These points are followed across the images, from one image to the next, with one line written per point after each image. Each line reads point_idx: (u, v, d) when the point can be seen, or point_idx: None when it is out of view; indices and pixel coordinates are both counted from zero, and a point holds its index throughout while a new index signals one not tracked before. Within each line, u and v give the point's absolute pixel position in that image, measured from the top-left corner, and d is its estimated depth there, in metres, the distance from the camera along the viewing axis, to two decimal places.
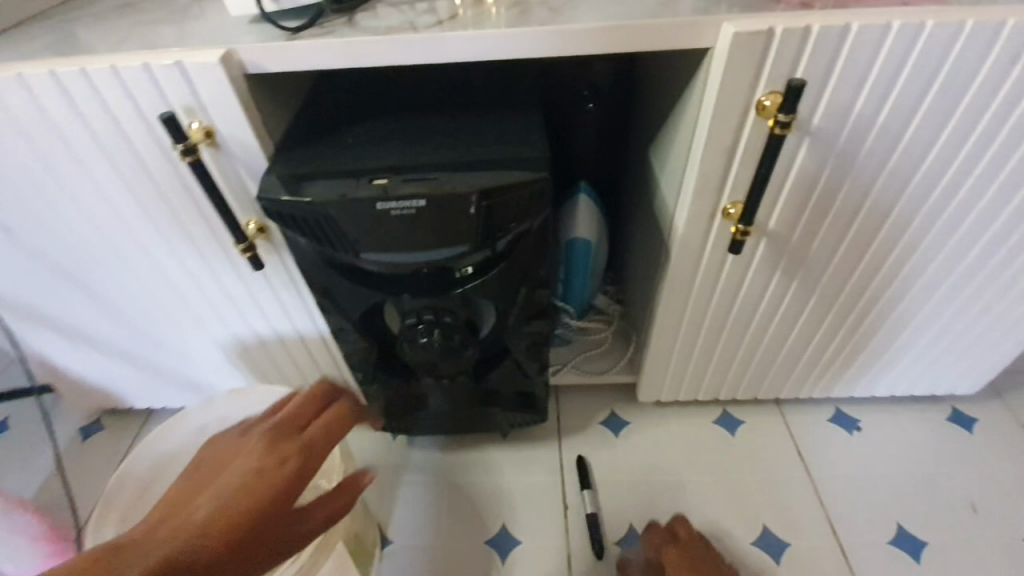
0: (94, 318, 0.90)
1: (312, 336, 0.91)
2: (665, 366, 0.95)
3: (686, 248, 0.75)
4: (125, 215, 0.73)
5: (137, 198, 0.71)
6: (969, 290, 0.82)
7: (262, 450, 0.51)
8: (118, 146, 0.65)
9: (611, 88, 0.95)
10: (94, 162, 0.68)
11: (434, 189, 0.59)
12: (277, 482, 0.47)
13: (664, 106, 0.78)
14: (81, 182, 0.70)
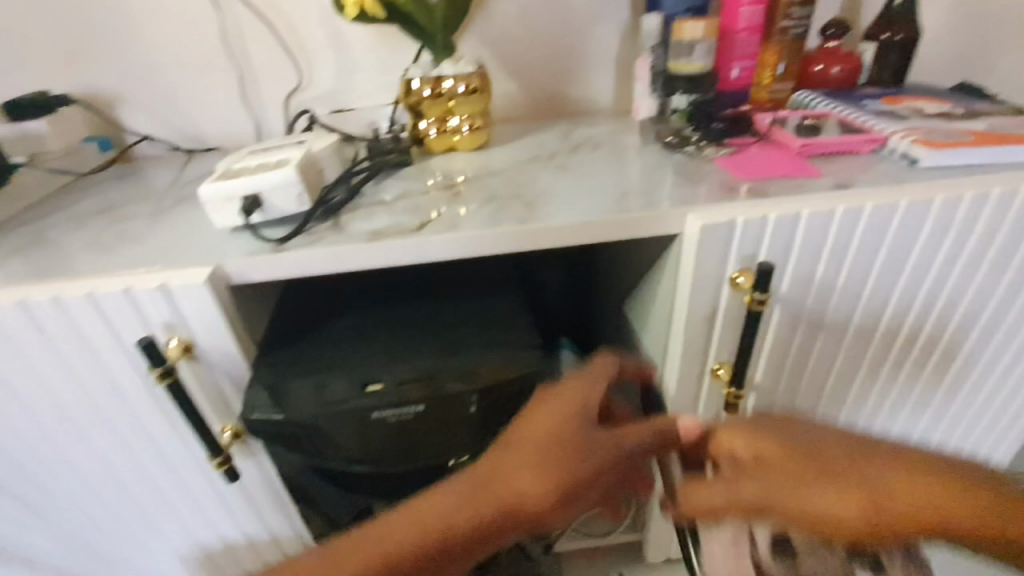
0: (32, 540, 0.79)
1: (287, 538, 0.82)
2: (671, 524, 0.91)
3: (680, 405, 0.75)
4: (83, 433, 0.67)
5: (100, 414, 0.65)
6: (950, 418, 0.84)
7: (475, 506, 0.51)
8: (86, 366, 0.62)
9: (573, 260, 1.07)
10: (54, 382, 0.63)
11: (431, 392, 0.57)
12: (489, 520, 0.51)
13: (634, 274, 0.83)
14: (37, 404, 0.64)
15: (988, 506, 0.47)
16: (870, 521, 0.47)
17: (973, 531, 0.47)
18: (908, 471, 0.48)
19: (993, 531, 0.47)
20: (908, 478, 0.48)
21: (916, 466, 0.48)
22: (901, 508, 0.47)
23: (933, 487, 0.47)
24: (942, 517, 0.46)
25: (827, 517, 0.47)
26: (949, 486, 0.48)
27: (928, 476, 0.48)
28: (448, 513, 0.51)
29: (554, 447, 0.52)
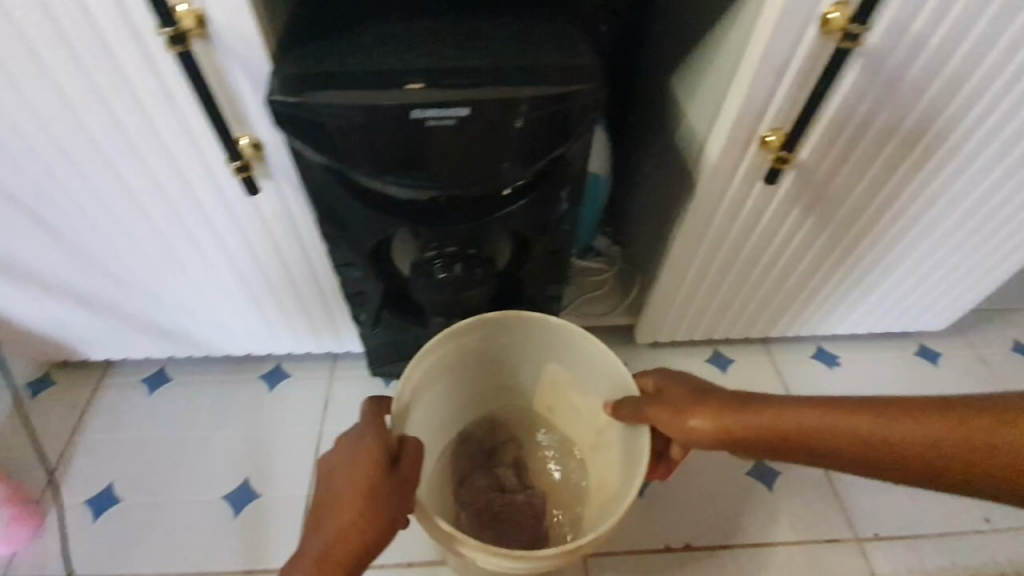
0: (60, 263, 0.81)
1: (302, 277, 0.85)
2: (670, 305, 0.95)
3: (716, 178, 0.72)
4: (103, 145, 0.65)
5: (113, 112, 0.62)
6: (972, 221, 0.86)
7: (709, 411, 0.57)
8: (92, 45, 0.56)
9: None
10: (61, 68, 0.58)
11: (477, 94, 0.52)
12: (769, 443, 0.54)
13: (699, 24, 0.72)
14: (45, 100, 0.61)
15: (956, 418, 0.49)
16: (813, 441, 0.53)
17: (958, 467, 0.48)
18: (823, 408, 0.53)
19: (1002, 473, 0.47)
20: (850, 418, 0.52)
21: (859, 409, 0.52)
22: (875, 451, 0.51)
23: (930, 432, 0.49)
24: (921, 462, 0.49)
25: (750, 434, 0.55)
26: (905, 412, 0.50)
27: (892, 422, 0.51)
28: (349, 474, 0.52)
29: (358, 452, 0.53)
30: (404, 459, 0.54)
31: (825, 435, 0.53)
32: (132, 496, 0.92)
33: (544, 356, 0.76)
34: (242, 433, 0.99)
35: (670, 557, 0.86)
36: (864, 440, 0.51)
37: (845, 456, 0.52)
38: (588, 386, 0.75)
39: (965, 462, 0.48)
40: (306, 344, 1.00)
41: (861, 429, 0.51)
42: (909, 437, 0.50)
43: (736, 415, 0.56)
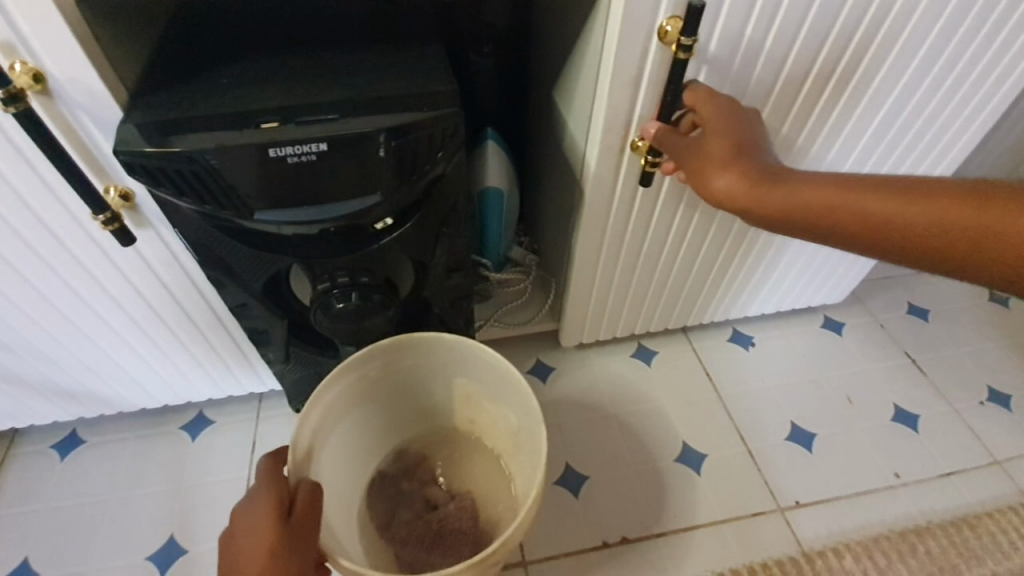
0: None
1: (206, 320, 0.83)
2: (586, 307, 0.98)
3: (599, 184, 0.76)
4: None
5: None
6: None
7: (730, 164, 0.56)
8: None
9: (515, 11, 0.91)
10: None
11: (333, 128, 0.53)
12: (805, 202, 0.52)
13: (567, 41, 0.76)
14: None
15: (961, 196, 0.46)
16: (814, 205, 0.51)
17: (948, 250, 0.47)
18: (838, 185, 0.51)
19: (993, 262, 0.45)
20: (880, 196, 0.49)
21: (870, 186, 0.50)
22: (864, 228, 0.50)
23: (930, 211, 0.47)
24: (921, 239, 0.48)
25: (753, 206, 0.54)
26: (898, 189, 0.49)
27: (894, 195, 0.49)
28: (245, 520, 0.52)
29: (257, 494, 0.54)
30: (303, 506, 0.55)
31: (835, 204, 0.50)
32: (46, 571, 0.87)
33: (447, 370, 0.80)
34: (165, 489, 0.95)
35: (607, 554, 0.90)
36: (864, 225, 0.50)
37: (842, 231, 0.51)
38: (494, 390, 0.79)
39: (953, 244, 0.46)
40: (225, 387, 0.98)
41: (845, 206, 0.50)
42: (905, 216, 0.48)
43: (753, 190, 0.53)
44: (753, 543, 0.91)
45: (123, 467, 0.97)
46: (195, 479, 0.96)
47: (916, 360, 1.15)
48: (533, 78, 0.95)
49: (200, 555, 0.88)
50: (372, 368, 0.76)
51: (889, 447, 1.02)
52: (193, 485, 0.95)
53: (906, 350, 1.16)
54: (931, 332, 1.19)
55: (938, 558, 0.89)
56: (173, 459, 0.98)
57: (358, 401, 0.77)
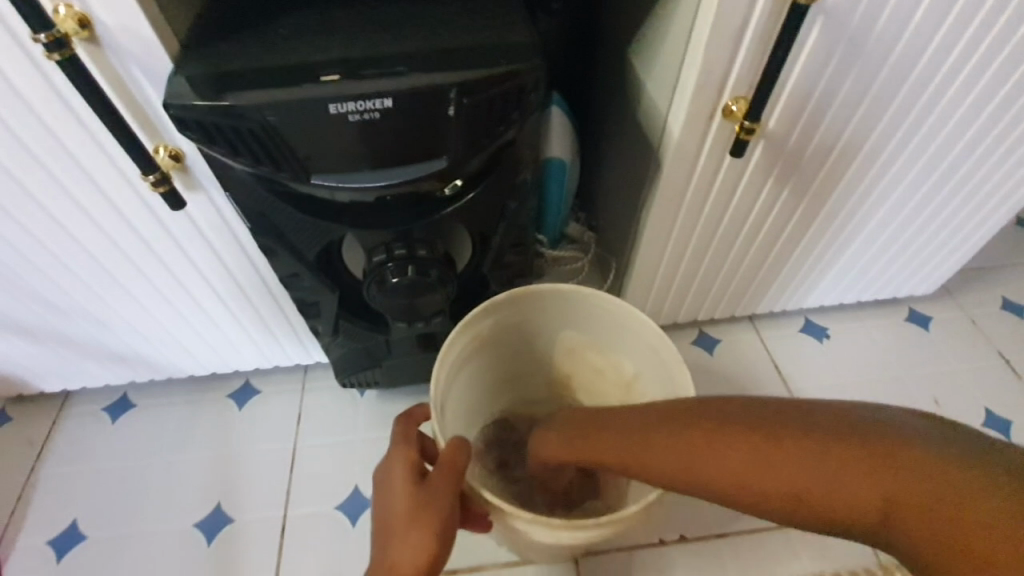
0: None
1: (255, 289, 0.80)
2: (649, 290, 0.91)
3: (680, 155, 0.68)
4: (11, 168, 0.60)
5: (12, 130, 0.56)
6: (954, 181, 0.82)
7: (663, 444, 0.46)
8: None
9: None
10: None
11: (399, 83, 0.47)
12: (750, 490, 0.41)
13: None
14: None
15: (953, 475, 0.32)
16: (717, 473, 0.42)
17: (899, 517, 0.34)
18: (749, 450, 0.41)
19: (941, 525, 0.32)
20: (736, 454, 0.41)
21: (757, 439, 0.41)
22: (803, 490, 0.38)
23: (818, 459, 0.37)
24: (844, 507, 0.36)
25: (640, 465, 0.48)
26: (877, 452, 0.36)
27: (781, 452, 0.39)
28: (386, 470, 0.53)
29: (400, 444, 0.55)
30: (445, 462, 0.50)
31: (768, 467, 0.39)
32: (101, 531, 0.89)
33: (542, 330, 0.77)
34: (213, 458, 0.94)
35: (665, 553, 0.81)
36: (799, 492, 0.38)
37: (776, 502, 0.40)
38: (594, 334, 0.75)
39: (894, 509, 0.34)
40: (272, 358, 0.96)
41: (833, 485, 0.37)
42: (912, 486, 0.33)
43: (646, 455, 0.47)
44: (826, 553, 0.82)
45: (174, 433, 0.97)
46: (241, 449, 0.95)
47: (1011, 361, 1.03)
48: (603, 37, 0.86)
49: (245, 526, 0.88)
50: (487, 327, 0.71)
51: None
52: (240, 455, 0.94)
53: (1000, 351, 1.05)
54: None
55: None
56: (220, 427, 0.98)
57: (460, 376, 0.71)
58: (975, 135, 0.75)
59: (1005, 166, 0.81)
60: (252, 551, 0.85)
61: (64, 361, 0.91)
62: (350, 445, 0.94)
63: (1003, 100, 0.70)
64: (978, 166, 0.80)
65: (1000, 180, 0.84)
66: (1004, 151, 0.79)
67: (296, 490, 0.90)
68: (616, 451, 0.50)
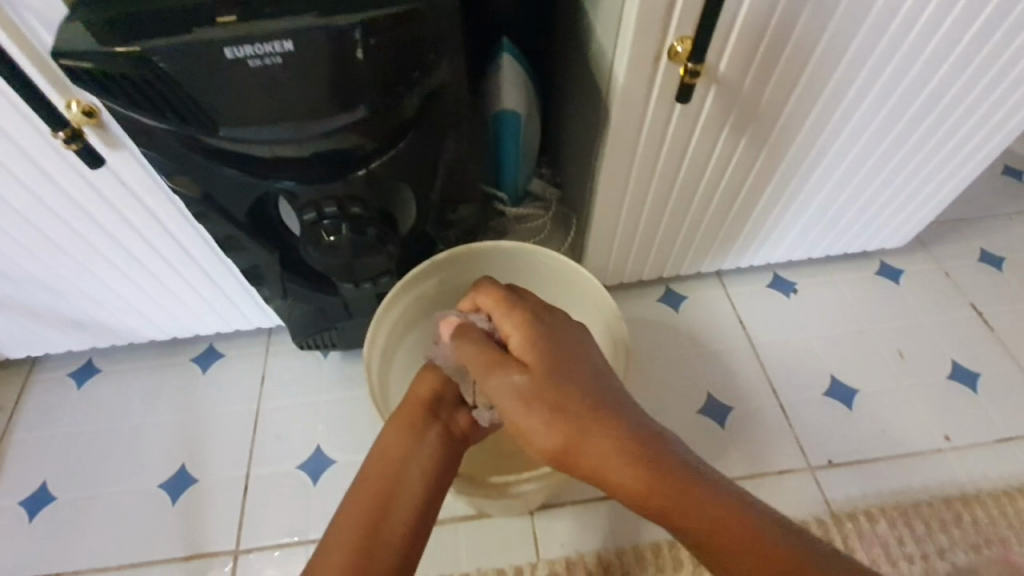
0: None
1: (200, 252, 0.78)
2: (609, 247, 0.89)
3: (628, 103, 0.65)
4: None
5: None
6: (924, 128, 0.79)
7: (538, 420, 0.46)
8: None
9: None
10: None
11: (298, 22, 0.44)
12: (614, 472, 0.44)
13: None
14: None
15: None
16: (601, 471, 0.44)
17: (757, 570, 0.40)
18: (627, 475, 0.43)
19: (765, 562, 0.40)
20: (620, 462, 0.43)
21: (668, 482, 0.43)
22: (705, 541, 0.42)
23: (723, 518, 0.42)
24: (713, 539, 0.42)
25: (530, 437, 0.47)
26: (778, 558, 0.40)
27: (667, 485, 0.43)
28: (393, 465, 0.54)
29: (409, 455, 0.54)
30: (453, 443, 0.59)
31: (671, 497, 0.43)
32: (67, 494, 0.90)
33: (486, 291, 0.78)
34: (176, 421, 0.95)
35: (620, 505, 0.82)
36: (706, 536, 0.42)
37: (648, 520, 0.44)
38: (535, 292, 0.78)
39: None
40: (232, 322, 0.95)
41: (696, 517, 0.42)
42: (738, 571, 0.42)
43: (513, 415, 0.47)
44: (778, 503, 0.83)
45: (138, 399, 0.98)
46: (205, 412, 0.95)
47: (982, 313, 1.02)
48: None
49: (209, 486, 0.89)
50: (432, 287, 0.72)
51: (939, 407, 0.93)
52: (203, 418, 0.95)
53: (973, 303, 1.03)
54: (1006, 284, 1.05)
55: (984, 529, 0.82)
56: (184, 391, 0.98)
57: (403, 337, 0.73)
58: (943, 77, 0.72)
59: (977, 111, 0.78)
60: (217, 510, 0.87)
61: (18, 328, 0.90)
62: (313, 407, 0.95)
63: (972, 37, 0.67)
64: (949, 110, 0.77)
65: (974, 124, 0.80)
66: (976, 93, 0.75)
67: (258, 451, 0.91)
68: (519, 407, 0.47)
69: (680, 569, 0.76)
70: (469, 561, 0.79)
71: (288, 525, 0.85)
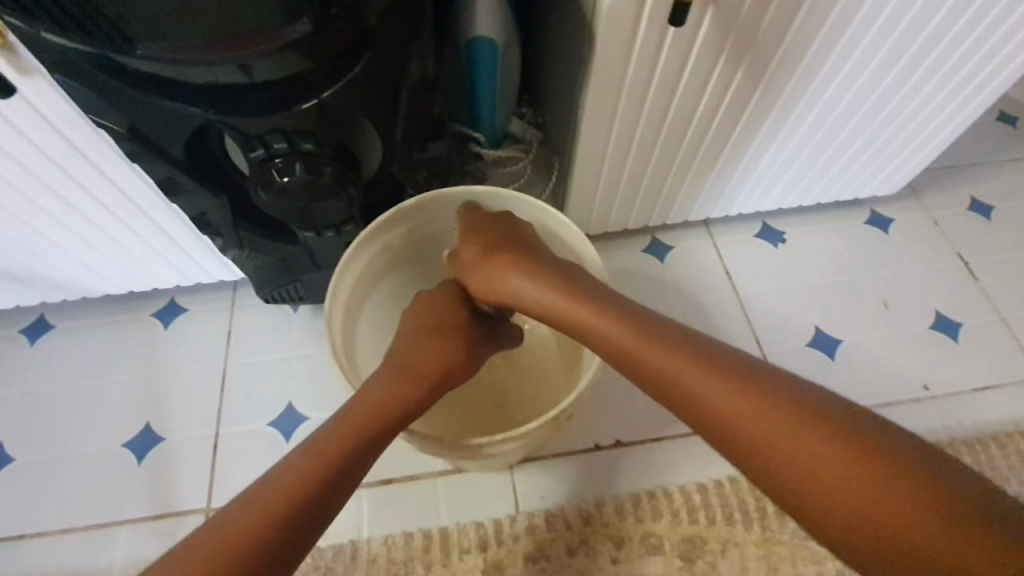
0: None
1: (145, 198, 0.71)
2: (593, 193, 0.83)
3: (613, 27, 0.58)
4: None
5: None
6: (929, 64, 0.74)
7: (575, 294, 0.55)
8: None
9: None
10: None
11: None
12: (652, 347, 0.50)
13: None
14: None
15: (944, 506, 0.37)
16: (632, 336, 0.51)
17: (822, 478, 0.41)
18: (739, 394, 0.45)
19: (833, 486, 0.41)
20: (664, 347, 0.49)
21: (774, 403, 0.44)
22: (827, 492, 0.40)
23: (813, 453, 0.41)
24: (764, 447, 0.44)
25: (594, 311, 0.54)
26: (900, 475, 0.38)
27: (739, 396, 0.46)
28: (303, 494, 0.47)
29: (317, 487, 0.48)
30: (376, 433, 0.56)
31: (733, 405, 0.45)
32: (26, 456, 0.86)
33: None
34: (138, 380, 0.90)
35: (600, 457, 0.81)
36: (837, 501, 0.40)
37: (770, 476, 0.43)
38: None
39: (899, 533, 0.37)
40: (191, 276, 0.89)
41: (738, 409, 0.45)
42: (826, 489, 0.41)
43: (640, 348, 0.50)
44: None
45: (96, 357, 0.92)
46: (169, 370, 0.91)
47: (968, 262, 1.01)
48: None
49: (176, 445, 0.85)
50: (398, 239, 0.68)
51: (922, 359, 0.92)
52: (167, 376, 0.90)
53: (960, 253, 1.01)
54: (994, 233, 1.03)
55: None
56: (145, 348, 0.93)
57: (371, 292, 0.68)
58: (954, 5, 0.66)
59: (985, 46, 0.73)
60: (187, 469, 0.84)
61: None
62: (283, 364, 0.91)
63: None
64: (957, 44, 0.72)
65: (983, 60, 0.75)
66: (987, 25, 0.70)
67: (227, 409, 0.88)
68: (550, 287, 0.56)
69: (660, 519, 0.76)
70: (448, 515, 0.77)
71: None
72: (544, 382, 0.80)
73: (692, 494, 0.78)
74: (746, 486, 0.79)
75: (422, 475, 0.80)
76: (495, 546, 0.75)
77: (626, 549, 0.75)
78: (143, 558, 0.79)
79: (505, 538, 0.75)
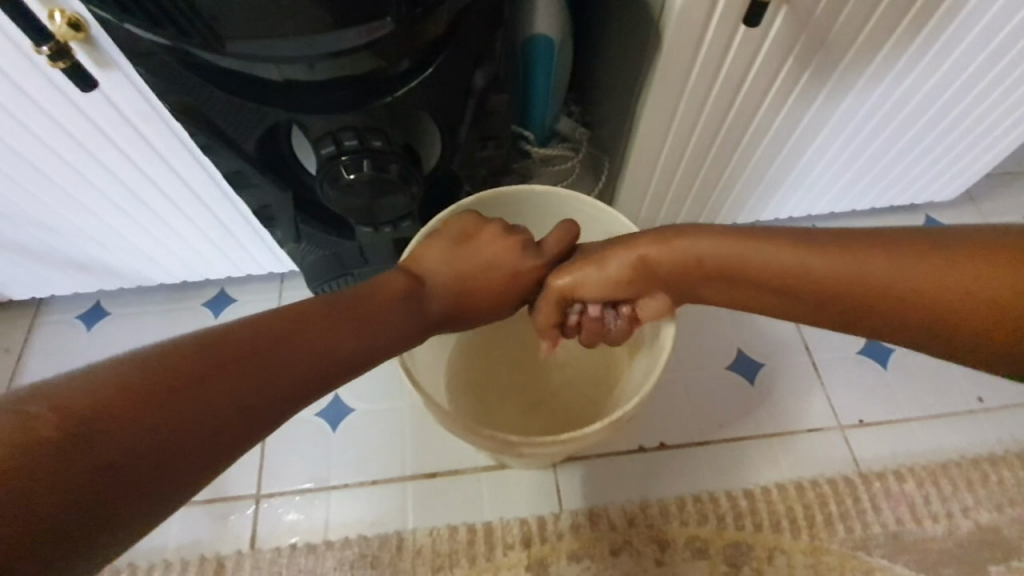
0: None
1: (206, 190, 0.73)
2: (642, 194, 0.83)
3: (682, 28, 0.58)
4: None
5: None
6: (1004, 67, 0.71)
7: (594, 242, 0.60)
8: None
9: None
10: None
11: None
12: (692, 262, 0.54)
13: None
14: None
15: (991, 251, 0.45)
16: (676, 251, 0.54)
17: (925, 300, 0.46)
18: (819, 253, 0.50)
19: (934, 298, 0.46)
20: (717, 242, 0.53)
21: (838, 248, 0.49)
22: (918, 298, 0.46)
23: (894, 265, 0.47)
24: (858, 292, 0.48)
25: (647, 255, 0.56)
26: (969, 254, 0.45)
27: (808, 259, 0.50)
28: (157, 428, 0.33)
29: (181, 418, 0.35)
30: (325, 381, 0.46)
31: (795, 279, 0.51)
32: None
33: None
34: None
35: (644, 459, 0.80)
36: (929, 288, 0.46)
37: (875, 305, 0.48)
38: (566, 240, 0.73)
39: (984, 301, 0.44)
40: (243, 267, 0.90)
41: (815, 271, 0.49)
42: (928, 292, 0.46)
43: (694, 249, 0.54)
44: (805, 461, 0.81)
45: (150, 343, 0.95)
46: None
47: None
48: None
49: None
50: None
51: None
52: None
53: None
54: None
55: (1010, 491, 0.79)
56: None
57: None
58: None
59: None
60: None
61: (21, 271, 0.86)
62: None
63: None
64: None
65: None
66: None
67: None
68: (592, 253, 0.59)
69: (705, 523, 0.76)
70: (492, 510, 0.78)
71: (307, 471, 0.81)
72: (590, 382, 0.80)
73: (738, 499, 0.77)
74: (794, 494, 0.78)
75: (467, 470, 0.80)
76: (539, 542, 0.75)
77: (670, 552, 0.74)
78: (198, 539, 0.78)
79: (549, 535, 0.76)
